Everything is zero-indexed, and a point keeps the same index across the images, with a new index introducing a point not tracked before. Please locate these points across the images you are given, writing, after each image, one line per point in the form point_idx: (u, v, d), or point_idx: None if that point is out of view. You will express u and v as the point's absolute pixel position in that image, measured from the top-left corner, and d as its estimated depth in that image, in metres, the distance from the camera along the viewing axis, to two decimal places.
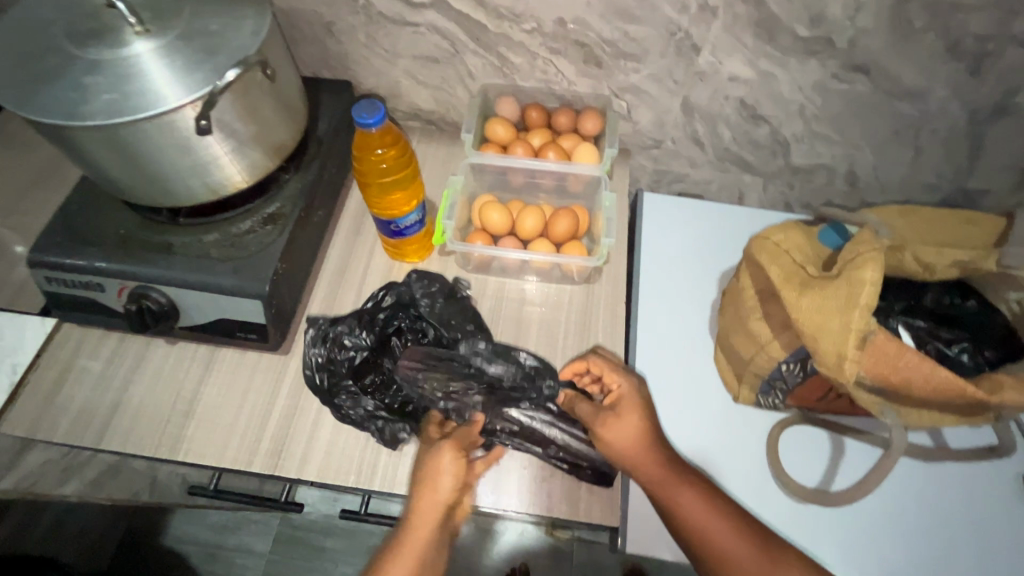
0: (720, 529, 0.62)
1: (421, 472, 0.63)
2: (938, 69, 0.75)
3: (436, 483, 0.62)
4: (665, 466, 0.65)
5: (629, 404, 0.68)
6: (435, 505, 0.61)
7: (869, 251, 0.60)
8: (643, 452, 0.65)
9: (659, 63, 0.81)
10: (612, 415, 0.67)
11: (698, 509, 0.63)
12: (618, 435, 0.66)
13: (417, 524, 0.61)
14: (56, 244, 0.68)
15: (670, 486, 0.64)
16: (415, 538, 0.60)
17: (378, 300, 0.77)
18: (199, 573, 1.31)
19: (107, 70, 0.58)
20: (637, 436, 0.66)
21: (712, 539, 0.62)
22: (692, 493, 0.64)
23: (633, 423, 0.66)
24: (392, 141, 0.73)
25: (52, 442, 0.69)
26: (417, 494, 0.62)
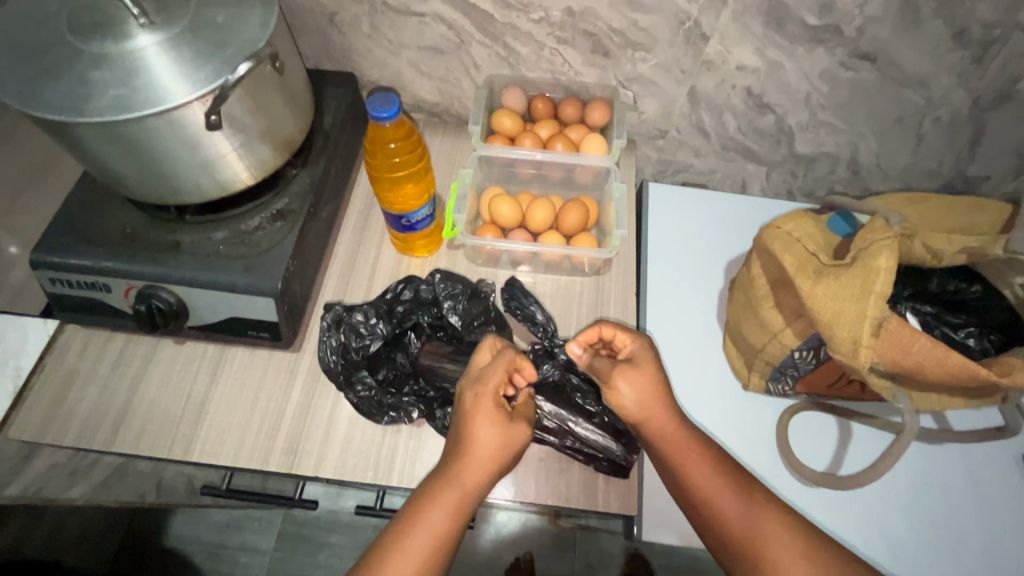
0: (721, 488, 0.59)
1: (468, 421, 0.58)
2: (944, 57, 0.76)
3: (488, 438, 0.57)
4: (674, 425, 0.61)
5: (646, 360, 0.63)
6: (483, 460, 0.57)
7: (883, 238, 0.61)
8: (652, 408, 0.62)
9: (667, 52, 0.80)
10: (630, 367, 0.62)
11: (699, 469, 0.60)
12: (634, 388, 0.62)
13: (464, 479, 0.56)
14: (60, 244, 0.66)
15: (677, 446, 0.61)
16: (453, 491, 0.56)
17: (397, 293, 0.77)
18: (204, 572, 1.30)
19: (114, 64, 0.56)
20: (650, 393, 0.62)
21: (716, 502, 0.59)
22: (699, 455, 0.61)
23: (645, 379, 0.62)
24: (405, 133, 0.73)
25: (62, 446, 0.68)
26: (463, 445, 0.57)
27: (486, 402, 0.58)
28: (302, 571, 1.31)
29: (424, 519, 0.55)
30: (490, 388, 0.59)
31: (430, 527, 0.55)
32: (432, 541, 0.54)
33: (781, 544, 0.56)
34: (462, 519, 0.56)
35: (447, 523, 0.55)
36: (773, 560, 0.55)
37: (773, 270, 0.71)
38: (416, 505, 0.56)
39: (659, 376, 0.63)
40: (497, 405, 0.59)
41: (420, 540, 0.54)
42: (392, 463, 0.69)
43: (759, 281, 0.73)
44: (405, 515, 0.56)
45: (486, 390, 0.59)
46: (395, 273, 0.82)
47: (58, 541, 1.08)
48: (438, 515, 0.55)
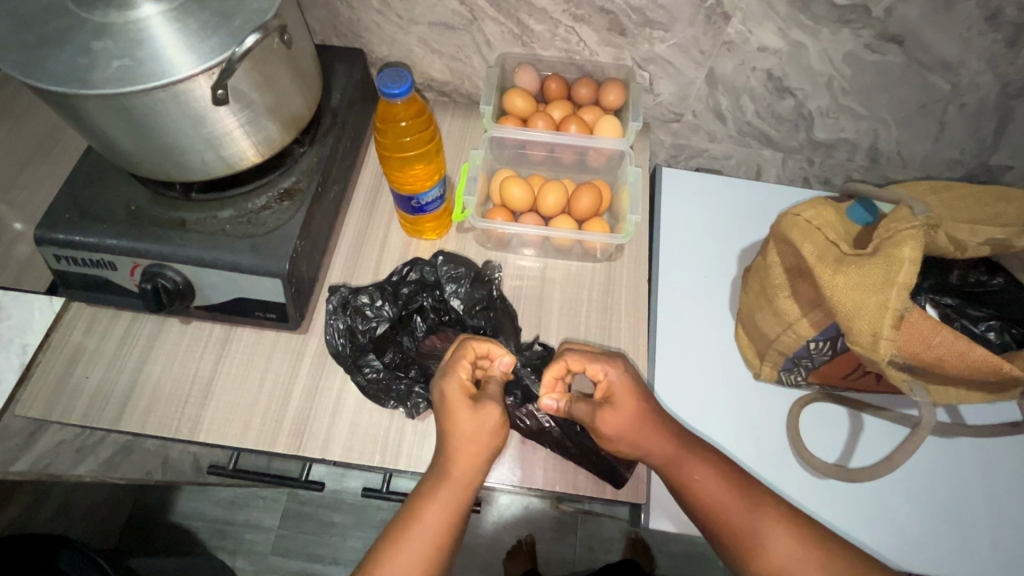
0: (721, 489, 0.59)
1: (447, 416, 0.58)
2: (974, 40, 0.73)
3: (470, 426, 0.56)
4: (672, 444, 0.61)
5: (622, 392, 0.62)
6: (468, 450, 0.56)
7: (907, 228, 0.60)
8: (645, 436, 0.61)
9: (687, 32, 0.78)
10: (609, 409, 0.61)
11: (701, 475, 0.60)
12: (618, 428, 0.61)
13: (454, 471, 0.56)
14: (65, 221, 0.65)
15: (681, 461, 0.60)
16: (445, 485, 0.56)
17: (402, 275, 0.76)
18: (209, 548, 1.31)
19: (118, 34, 0.54)
20: (638, 424, 0.61)
21: (711, 500, 0.59)
22: (704, 469, 0.60)
23: (630, 413, 0.61)
24: (416, 112, 0.71)
25: (69, 423, 0.68)
26: (447, 437, 0.57)
27: (457, 392, 0.58)
28: (306, 550, 1.33)
29: (419, 519, 0.54)
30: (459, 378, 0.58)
31: (428, 526, 0.54)
32: (430, 539, 0.54)
33: (789, 550, 0.56)
34: (457, 513, 0.56)
35: (443, 519, 0.55)
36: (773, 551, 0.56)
37: (791, 259, 0.69)
38: (411, 506, 0.56)
39: (643, 406, 0.62)
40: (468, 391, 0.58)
41: (417, 539, 0.54)
42: (399, 447, 0.68)
43: (774, 270, 0.71)
44: (401, 519, 0.55)
45: (454, 379, 0.58)
46: (402, 255, 0.80)
47: (66, 516, 1.09)
48: (434, 513, 0.55)
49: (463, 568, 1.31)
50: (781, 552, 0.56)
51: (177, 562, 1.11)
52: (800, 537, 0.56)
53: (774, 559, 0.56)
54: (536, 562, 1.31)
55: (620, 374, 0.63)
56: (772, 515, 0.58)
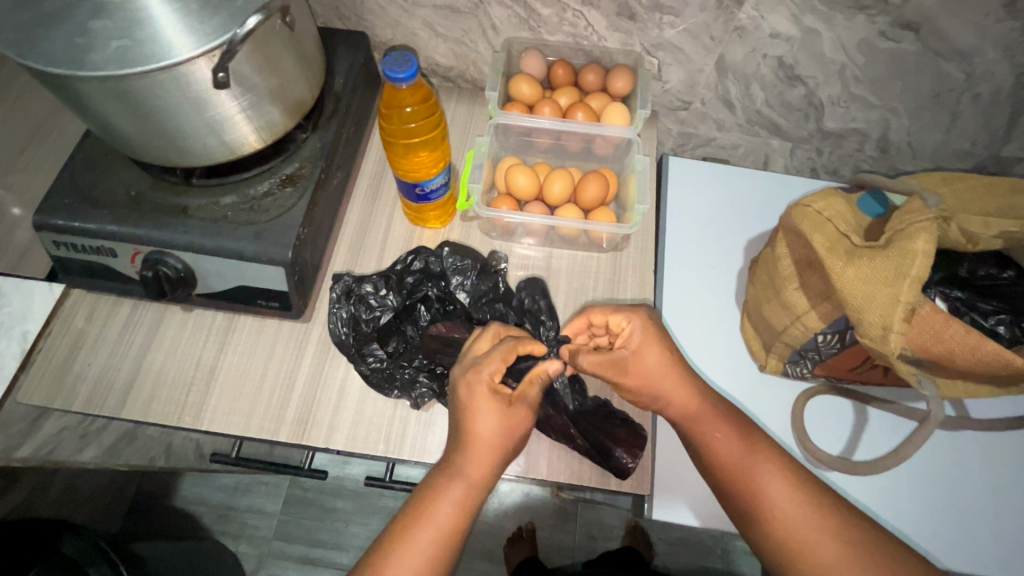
0: (717, 426, 0.61)
1: (465, 413, 0.57)
2: (992, 28, 0.72)
3: (490, 426, 0.56)
4: (691, 400, 0.62)
5: (644, 343, 0.62)
6: (484, 451, 0.56)
7: (921, 220, 0.59)
8: (666, 384, 0.61)
9: (698, 17, 0.76)
10: (627, 357, 0.62)
11: (705, 416, 0.61)
12: (638, 376, 0.62)
13: (468, 469, 0.56)
14: (65, 206, 0.64)
15: (697, 418, 0.61)
16: (457, 483, 0.56)
17: (407, 264, 0.74)
18: (212, 532, 1.32)
19: (115, 14, 0.53)
20: (659, 371, 0.61)
21: (707, 435, 0.61)
22: (718, 424, 0.61)
23: (649, 364, 0.62)
24: (422, 97, 0.69)
25: (71, 410, 0.67)
26: (462, 435, 0.56)
27: (481, 392, 0.57)
28: (308, 535, 1.33)
29: (430, 516, 0.54)
30: (489, 376, 0.58)
31: (437, 521, 0.54)
32: (440, 535, 0.54)
33: (790, 501, 0.56)
34: (468, 513, 0.56)
35: (453, 517, 0.55)
36: (765, 487, 0.57)
37: (800, 250, 0.68)
38: (421, 501, 0.55)
39: (665, 356, 0.62)
40: (493, 391, 0.57)
41: (426, 536, 0.54)
42: (403, 437, 0.68)
43: (783, 262, 0.70)
44: (409, 511, 0.55)
45: (479, 377, 0.57)
46: (406, 244, 0.79)
47: (69, 500, 1.09)
48: (445, 510, 0.55)
49: (463, 556, 1.32)
50: (778, 498, 0.56)
51: (182, 546, 1.12)
52: (800, 491, 0.56)
53: (776, 510, 0.56)
54: (536, 549, 1.32)
55: (643, 323, 0.63)
56: (771, 460, 0.58)
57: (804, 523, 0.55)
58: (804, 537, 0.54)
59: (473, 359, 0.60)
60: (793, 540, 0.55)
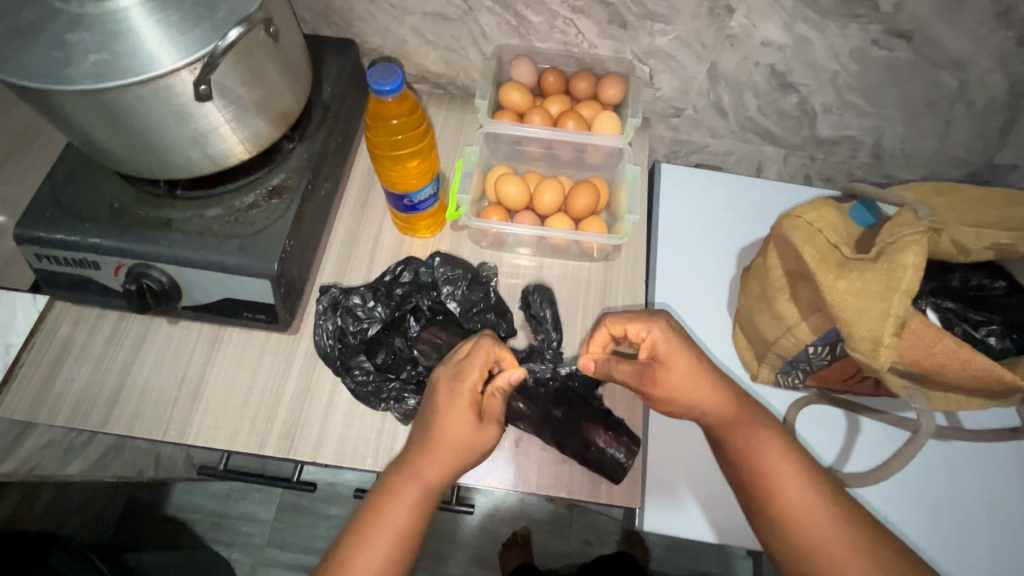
0: (759, 429, 0.60)
1: (435, 416, 0.56)
2: (985, 36, 0.71)
3: (455, 434, 0.55)
4: (730, 404, 0.61)
5: (670, 351, 0.61)
6: (448, 455, 0.55)
7: (911, 233, 0.58)
8: (699, 394, 0.60)
9: (689, 25, 0.75)
10: (659, 368, 0.60)
11: (751, 424, 0.60)
12: (674, 386, 0.60)
13: (429, 473, 0.55)
14: (47, 219, 0.63)
15: (739, 422, 0.60)
16: (414, 484, 0.55)
17: (396, 275, 0.75)
18: (205, 540, 1.31)
19: (94, 26, 0.52)
20: (694, 382, 0.60)
21: (745, 436, 0.60)
22: (768, 430, 0.60)
23: (682, 372, 0.60)
24: (409, 108, 0.69)
25: (55, 425, 0.66)
26: (430, 437, 0.56)
27: (458, 397, 0.56)
28: (301, 542, 1.33)
29: (387, 516, 0.54)
30: (467, 388, 0.56)
31: (395, 523, 0.54)
32: (396, 533, 0.54)
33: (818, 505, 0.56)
34: (424, 513, 0.56)
35: (410, 519, 0.55)
36: (800, 495, 0.56)
37: (791, 261, 0.68)
38: (378, 501, 0.55)
39: (695, 363, 0.61)
40: (471, 398, 0.56)
41: (383, 538, 0.53)
42: (391, 451, 0.67)
43: (775, 273, 0.70)
44: (367, 509, 0.55)
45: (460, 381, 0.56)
46: (395, 254, 0.79)
47: (59, 509, 1.09)
48: (403, 512, 0.55)
49: (459, 562, 1.31)
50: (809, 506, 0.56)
51: (174, 555, 1.11)
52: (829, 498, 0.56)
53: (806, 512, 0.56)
54: (531, 555, 1.31)
55: (664, 332, 0.61)
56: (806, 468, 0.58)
57: (831, 527, 0.55)
58: (825, 540, 0.54)
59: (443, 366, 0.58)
60: (816, 543, 0.55)
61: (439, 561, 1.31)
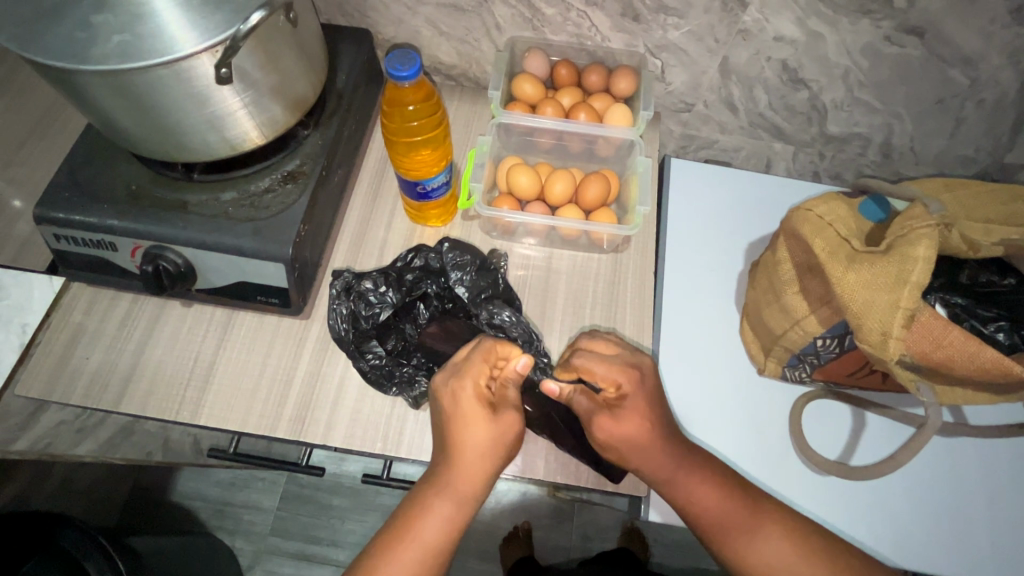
0: (696, 481, 0.60)
1: (455, 421, 0.57)
2: (997, 34, 0.72)
3: (480, 443, 0.56)
4: (667, 460, 0.60)
5: (631, 407, 0.59)
6: (473, 459, 0.56)
7: (923, 226, 0.59)
8: (638, 452, 0.59)
9: (702, 19, 0.76)
10: (609, 416, 0.59)
11: (688, 475, 0.60)
12: (611, 436, 0.59)
13: (457, 483, 0.56)
14: (65, 200, 0.64)
15: (675, 479, 0.60)
16: (447, 497, 0.55)
17: (407, 262, 0.75)
18: (208, 527, 1.32)
19: (118, 8, 0.53)
20: (635, 438, 0.59)
21: (685, 490, 0.60)
22: (700, 479, 0.60)
23: (630, 430, 0.59)
24: (425, 95, 0.70)
25: (69, 404, 0.67)
26: (452, 444, 0.56)
27: (471, 396, 0.57)
28: (304, 531, 1.33)
29: (417, 531, 0.54)
30: (474, 385, 0.57)
31: (425, 540, 0.54)
32: (430, 549, 0.54)
33: (774, 548, 0.57)
34: (458, 527, 0.55)
35: (441, 534, 0.54)
36: (753, 543, 0.58)
37: (800, 254, 0.68)
38: (410, 517, 0.55)
39: (645, 426, 0.59)
40: (484, 397, 0.57)
41: (413, 554, 0.53)
42: (400, 435, 0.68)
43: (784, 266, 0.70)
44: (396, 526, 0.55)
45: (470, 379, 0.57)
46: (406, 243, 0.79)
47: (66, 493, 1.10)
48: (433, 528, 0.54)
49: (460, 554, 1.32)
50: (764, 553, 0.57)
51: (179, 540, 1.12)
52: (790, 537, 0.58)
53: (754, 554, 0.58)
54: (532, 549, 1.32)
55: (633, 387, 0.60)
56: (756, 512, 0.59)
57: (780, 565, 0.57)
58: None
59: (455, 372, 0.58)
60: None
61: None
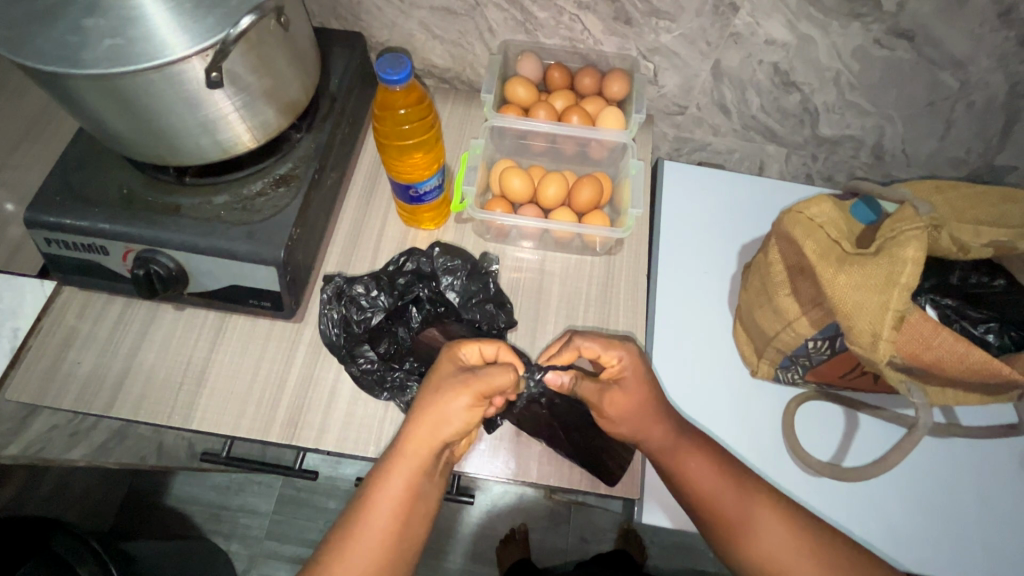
0: (695, 456, 0.61)
1: (422, 390, 0.58)
2: (986, 37, 0.72)
3: (439, 419, 0.55)
4: (668, 432, 0.61)
5: (633, 378, 0.61)
6: (429, 426, 0.55)
7: (912, 228, 0.59)
8: (647, 423, 0.61)
9: (694, 23, 0.76)
10: (617, 391, 0.61)
11: (688, 451, 0.61)
12: (625, 408, 0.61)
13: (410, 452, 0.55)
14: (57, 203, 0.64)
15: (675, 453, 0.61)
16: (403, 472, 0.55)
17: (399, 265, 0.75)
18: (203, 531, 1.31)
19: (110, 12, 0.53)
20: (642, 406, 0.61)
21: (682, 466, 0.60)
22: (697, 457, 0.61)
23: (637, 395, 0.61)
24: (415, 100, 0.70)
25: (60, 408, 0.67)
26: (412, 412, 0.56)
27: (444, 366, 0.58)
28: (300, 535, 1.33)
29: (371, 502, 0.54)
30: (452, 354, 0.60)
31: (377, 510, 0.54)
32: (381, 525, 0.53)
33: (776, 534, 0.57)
34: (410, 503, 0.55)
35: (395, 503, 0.54)
36: (750, 521, 0.58)
37: (792, 256, 0.68)
38: (363, 494, 0.55)
39: (649, 393, 0.61)
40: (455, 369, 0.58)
41: (368, 525, 0.53)
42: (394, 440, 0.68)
43: (775, 268, 0.71)
44: (355, 501, 0.55)
45: (448, 353, 0.60)
46: (399, 246, 0.79)
47: (59, 498, 1.09)
48: (385, 500, 0.54)
49: (457, 557, 1.32)
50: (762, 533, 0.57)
51: (174, 545, 1.11)
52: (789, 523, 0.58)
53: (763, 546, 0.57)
54: (528, 552, 1.32)
55: (630, 357, 0.61)
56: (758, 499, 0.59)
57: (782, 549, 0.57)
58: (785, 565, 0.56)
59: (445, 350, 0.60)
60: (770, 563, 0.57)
61: (437, 557, 1.31)
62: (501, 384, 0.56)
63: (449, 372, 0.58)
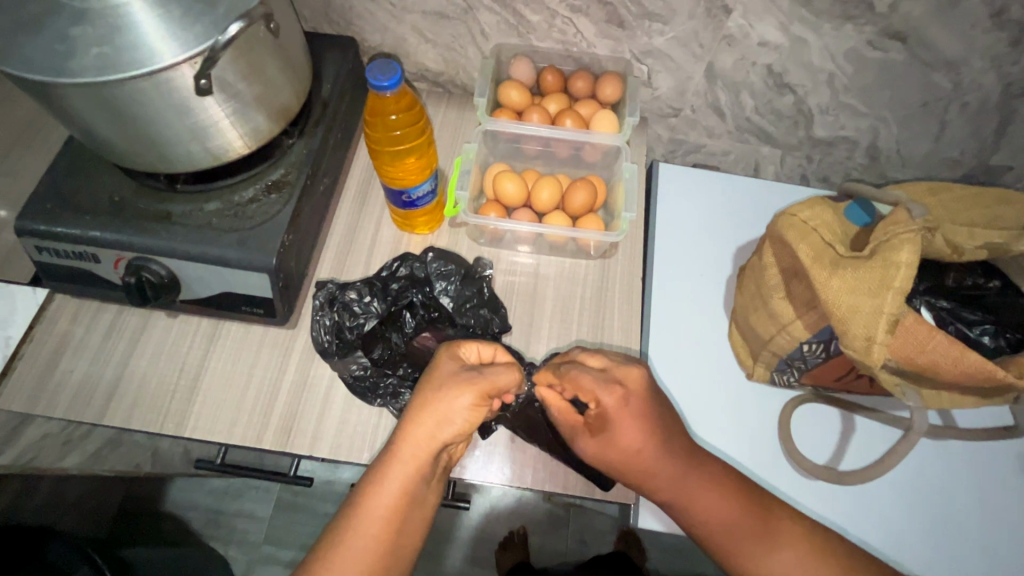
0: (704, 488, 0.59)
1: (421, 390, 0.57)
2: (979, 38, 0.72)
3: (441, 418, 0.55)
4: (678, 467, 0.59)
5: (614, 428, 0.59)
6: (430, 428, 0.55)
7: (905, 231, 0.59)
8: (637, 467, 0.59)
9: (686, 25, 0.76)
10: (590, 433, 0.61)
11: (698, 482, 0.59)
12: (597, 456, 0.61)
13: (408, 454, 0.55)
14: (47, 211, 0.64)
15: (684, 488, 0.59)
16: (400, 474, 0.54)
17: (393, 271, 0.75)
18: (202, 536, 1.31)
19: (96, 20, 0.52)
20: (639, 452, 0.58)
21: (693, 498, 0.59)
22: (709, 489, 0.59)
23: (613, 448, 0.59)
24: (406, 104, 0.70)
25: (52, 417, 0.67)
26: (411, 413, 0.56)
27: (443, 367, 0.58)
28: (299, 540, 1.33)
29: (368, 505, 0.53)
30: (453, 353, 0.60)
31: (374, 511, 0.53)
32: (378, 528, 0.53)
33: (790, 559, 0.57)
34: (407, 504, 0.54)
35: (392, 505, 0.53)
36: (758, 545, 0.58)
37: (786, 259, 0.68)
38: (358, 497, 0.54)
39: (649, 438, 0.58)
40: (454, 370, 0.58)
41: (365, 527, 0.53)
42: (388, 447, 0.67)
43: (770, 271, 0.70)
44: (349, 505, 0.54)
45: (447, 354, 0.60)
46: (393, 251, 0.79)
47: (56, 505, 1.09)
48: (382, 503, 0.53)
49: (455, 560, 1.31)
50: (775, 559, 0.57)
51: (171, 551, 1.10)
52: (803, 547, 0.57)
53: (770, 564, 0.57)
54: (528, 554, 1.31)
55: (615, 408, 0.58)
56: (767, 523, 0.59)
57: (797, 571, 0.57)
58: None
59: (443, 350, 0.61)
60: None
61: (435, 560, 1.31)
62: (504, 383, 0.57)
63: (450, 374, 0.58)
